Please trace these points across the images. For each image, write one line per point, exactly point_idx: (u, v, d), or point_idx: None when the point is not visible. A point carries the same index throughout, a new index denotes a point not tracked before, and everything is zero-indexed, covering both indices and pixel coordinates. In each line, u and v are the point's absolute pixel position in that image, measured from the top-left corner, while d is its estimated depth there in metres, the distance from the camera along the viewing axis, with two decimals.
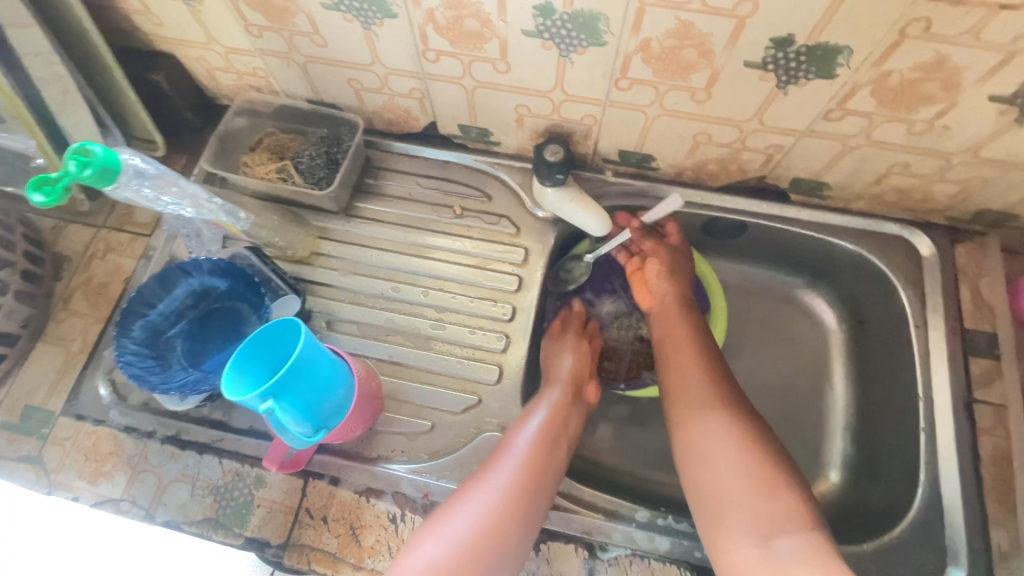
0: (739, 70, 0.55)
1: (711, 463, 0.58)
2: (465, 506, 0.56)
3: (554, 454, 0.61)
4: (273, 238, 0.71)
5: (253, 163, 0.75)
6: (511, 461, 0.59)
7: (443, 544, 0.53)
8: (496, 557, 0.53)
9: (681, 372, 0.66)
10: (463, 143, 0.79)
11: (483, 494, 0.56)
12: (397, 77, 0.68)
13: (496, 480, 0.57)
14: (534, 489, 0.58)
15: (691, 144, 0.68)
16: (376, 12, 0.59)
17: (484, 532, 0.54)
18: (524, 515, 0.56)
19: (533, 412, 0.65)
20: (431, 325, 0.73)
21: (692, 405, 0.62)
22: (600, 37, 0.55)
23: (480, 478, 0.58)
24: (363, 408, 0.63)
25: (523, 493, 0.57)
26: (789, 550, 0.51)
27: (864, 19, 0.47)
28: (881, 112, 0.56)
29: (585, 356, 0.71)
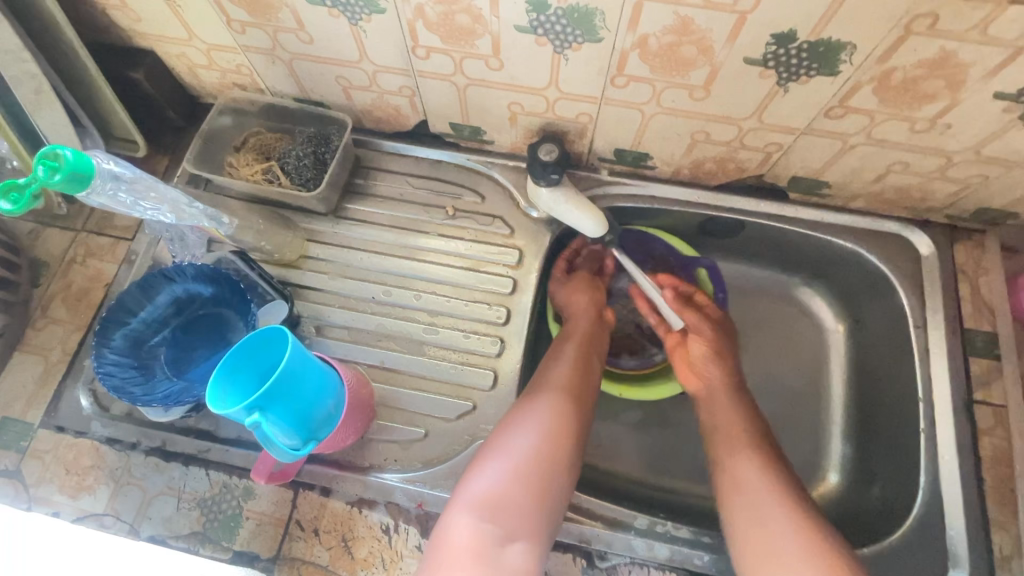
0: (739, 67, 0.54)
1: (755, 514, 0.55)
2: (523, 423, 0.58)
3: (588, 379, 0.64)
4: (260, 242, 0.69)
5: (238, 164, 0.73)
6: (550, 390, 0.61)
7: (499, 468, 0.54)
8: (554, 476, 0.55)
9: (732, 462, 0.60)
10: (455, 142, 0.77)
11: (529, 420, 0.58)
12: (387, 74, 0.66)
13: (540, 407, 0.59)
14: (577, 413, 0.60)
15: (689, 143, 0.66)
16: (363, 7, 0.56)
17: (540, 452, 0.56)
18: (573, 431, 0.58)
19: (566, 338, 0.68)
20: (424, 329, 0.72)
21: (745, 497, 0.57)
22: (596, 33, 0.53)
23: (524, 408, 0.60)
24: (348, 421, 0.60)
25: (567, 416, 0.59)
26: None
27: (869, 14, 0.45)
28: (883, 110, 0.55)
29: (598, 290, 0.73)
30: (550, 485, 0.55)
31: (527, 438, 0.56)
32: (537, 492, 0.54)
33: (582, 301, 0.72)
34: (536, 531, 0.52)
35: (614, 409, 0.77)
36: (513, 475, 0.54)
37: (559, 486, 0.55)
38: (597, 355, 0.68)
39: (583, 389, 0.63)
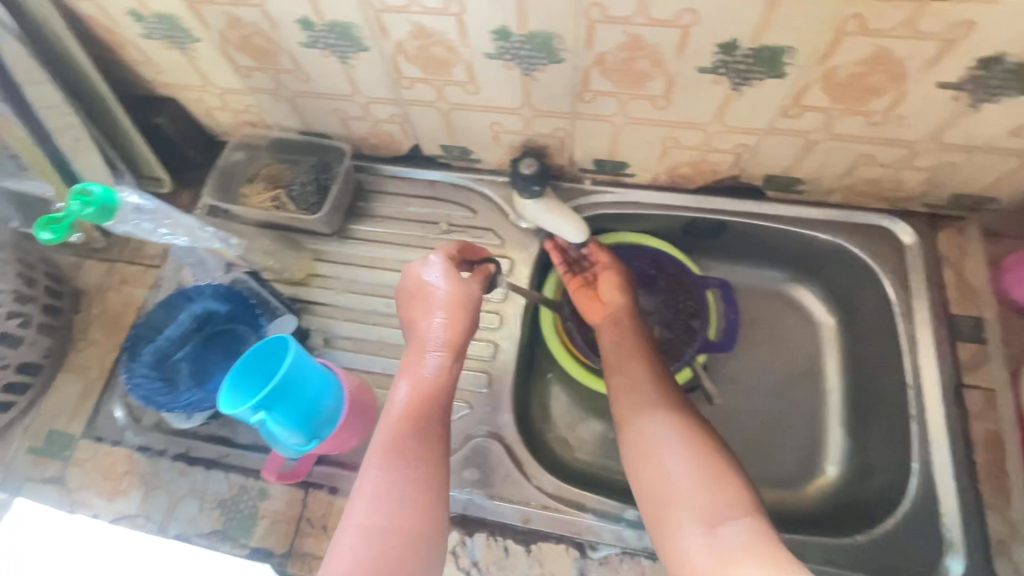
0: (692, 76, 0.57)
1: (654, 461, 0.57)
2: (365, 482, 0.55)
3: (433, 418, 0.59)
4: (268, 262, 0.76)
5: (251, 194, 0.80)
6: (383, 433, 0.58)
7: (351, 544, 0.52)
8: (413, 530, 0.53)
9: (645, 434, 0.59)
10: (446, 163, 0.83)
11: (368, 489, 0.55)
12: (378, 104, 0.73)
13: (377, 467, 0.56)
14: (416, 467, 0.56)
15: (661, 150, 0.70)
16: (351, 47, 0.63)
17: (385, 525, 0.53)
18: (419, 469, 0.56)
19: (408, 367, 0.62)
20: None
21: (648, 436, 0.59)
22: (557, 55, 0.58)
23: (361, 476, 0.56)
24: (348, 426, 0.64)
25: (406, 473, 0.55)
26: (736, 538, 0.50)
27: (800, 21, 0.49)
28: (836, 106, 0.58)
29: (450, 310, 0.63)
30: (414, 535, 0.53)
31: (371, 509, 0.54)
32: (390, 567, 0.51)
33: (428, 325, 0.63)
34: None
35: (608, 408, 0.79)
36: (368, 541, 0.52)
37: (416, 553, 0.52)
38: (441, 393, 0.60)
39: (423, 432, 0.58)
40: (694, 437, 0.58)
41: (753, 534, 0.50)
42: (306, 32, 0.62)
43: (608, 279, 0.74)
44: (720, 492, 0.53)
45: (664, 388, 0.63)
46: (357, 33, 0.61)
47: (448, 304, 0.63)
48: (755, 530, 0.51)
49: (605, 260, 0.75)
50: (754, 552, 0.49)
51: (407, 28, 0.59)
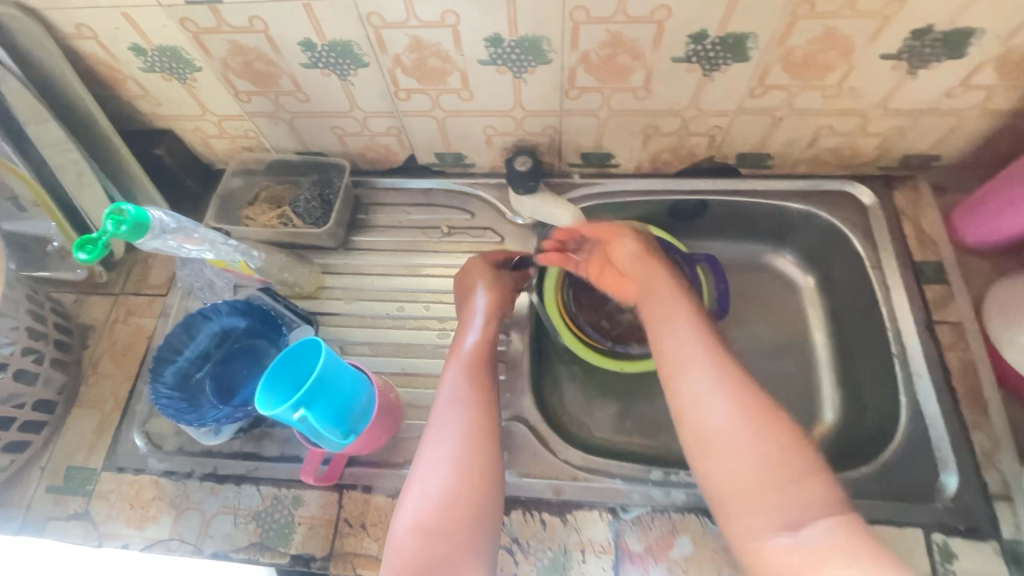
0: (668, 66, 0.64)
1: (718, 452, 0.52)
2: (435, 430, 0.58)
3: (486, 371, 0.64)
4: (282, 274, 0.77)
5: (255, 215, 0.82)
6: (450, 392, 0.61)
7: (423, 487, 0.54)
8: (482, 467, 0.56)
9: (704, 420, 0.53)
10: (441, 170, 0.87)
11: (439, 437, 0.57)
12: (375, 118, 0.77)
13: (446, 410, 0.60)
14: (482, 407, 0.60)
15: (644, 138, 0.76)
16: (350, 64, 0.67)
17: (455, 461, 0.56)
18: (485, 413, 0.60)
19: (464, 332, 0.68)
20: (433, 334, 0.79)
21: (709, 425, 0.53)
22: (545, 56, 0.64)
23: (432, 418, 0.60)
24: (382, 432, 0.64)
25: (471, 414, 0.59)
26: (820, 537, 0.46)
27: (758, 9, 0.56)
28: (796, 82, 0.65)
29: (499, 286, 0.73)
30: (482, 471, 0.56)
31: (442, 447, 0.57)
32: (458, 498, 0.54)
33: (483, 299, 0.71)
34: (475, 528, 0.53)
35: (618, 385, 0.83)
36: (441, 480, 0.54)
37: (483, 484, 0.55)
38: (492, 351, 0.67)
39: (482, 380, 0.63)
40: (767, 421, 0.53)
41: (843, 537, 0.46)
42: (307, 54, 0.66)
43: (620, 242, 0.71)
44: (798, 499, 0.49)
45: (751, 388, 0.55)
46: (357, 51, 0.65)
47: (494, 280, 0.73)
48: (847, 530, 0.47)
49: (610, 233, 0.72)
50: (847, 556, 0.44)
51: (405, 41, 0.64)
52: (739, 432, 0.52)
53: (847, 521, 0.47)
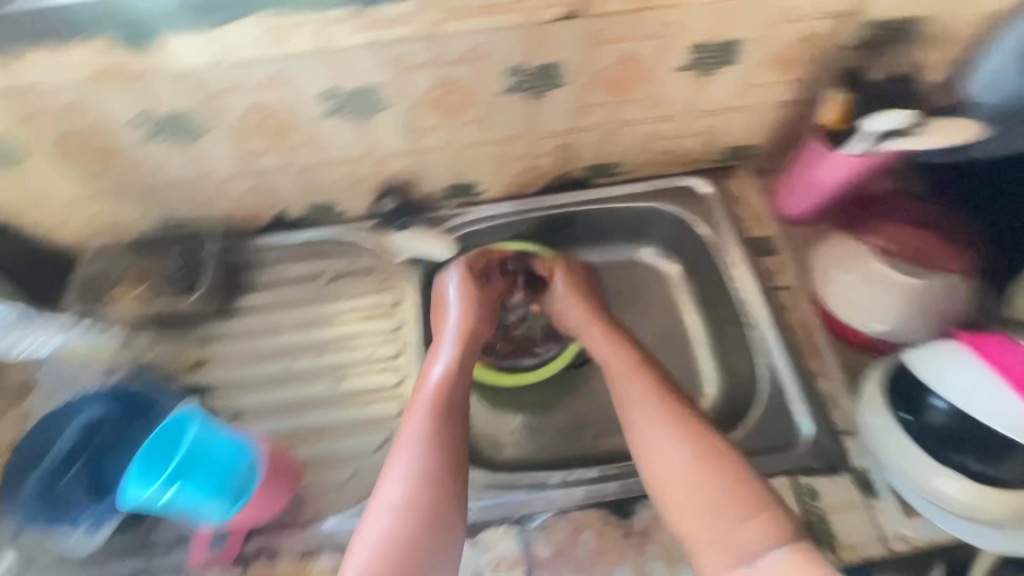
0: (497, 98, 0.71)
1: (669, 486, 0.57)
2: (392, 473, 0.58)
3: (451, 406, 0.63)
4: (149, 354, 0.79)
5: (119, 296, 0.80)
6: (412, 437, 0.60)
7: (374, 536, 0.54)
8: (440, 522, 0.55)
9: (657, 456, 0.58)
10: (313, 223, 0.87)
11: (401, 487, 0.56)
12: (233, 180, 0.78)
13: (410, 457, 0.58)
14: (451, 450, 0.59)
15: (498, 164, 0.82)
16: (195, 130, 0.69)
17: (421, 513, 0.55)
18: (445, 461, 0.58)
19: (433, 359, 0.69)
20: (325, 386, 0.78)
21: (664, 463, 0.58)
22: (384, 103, 0.70)
23: (394, 455, 0.59)
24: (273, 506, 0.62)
25: (439, 459, 0.58)
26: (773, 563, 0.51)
27: (557, 41, 0.65)
28: (611, 98, 0.74)
29: (477, 311, 0.74)
30: (436, 522, 0.55)
31: (406, 497, 0.56)
32: (414, 552, 0.53)
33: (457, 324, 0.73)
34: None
35: (520, 397, 0.86)
36: (394, 529, 0.54)
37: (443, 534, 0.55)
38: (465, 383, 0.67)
39: (446, 416, 0.62)
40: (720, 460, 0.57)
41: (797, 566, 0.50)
42: (148, 124, 0.68)
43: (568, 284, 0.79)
44: (743, 529, 0.53)
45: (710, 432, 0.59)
46: (198, 118, 0.68)
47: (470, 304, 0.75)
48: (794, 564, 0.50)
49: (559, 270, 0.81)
50: None
51: (245, 105, 0.68)
52: (702, 465, 0.56)
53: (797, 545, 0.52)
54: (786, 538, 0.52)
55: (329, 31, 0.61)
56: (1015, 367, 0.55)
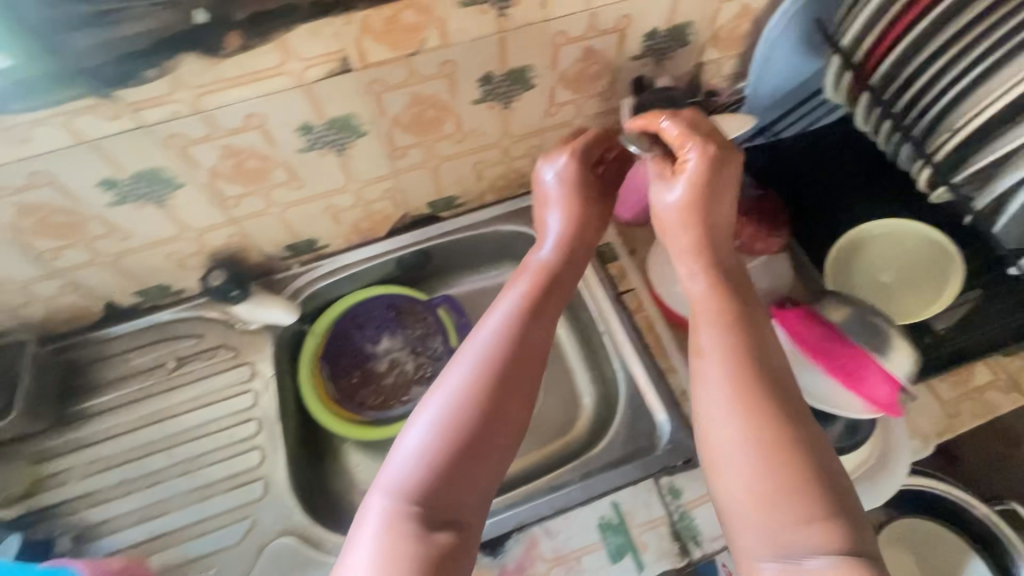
0: (471, 109, 0.71)
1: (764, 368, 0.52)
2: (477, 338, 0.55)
3: (543, 320, 0.58)
4: (134, 436, 0.78)
5: (105, 383, 0.81)
6: (523, 325, 0.56)
7: (455, 385, 0.52)
8: (504, 425, 0.51)
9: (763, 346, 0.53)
10: (297, 262, 0.86)
11: (723, 391, 0.50)
12: (209, 233, 0.75)
13: (721, 357, 0.52)
14: (763, 359, 0.52)
15: (476, 173, 0.84)
16: (164, 189, 0.65)
17: (725, 437, 0.49)
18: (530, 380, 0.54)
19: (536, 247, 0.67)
20: (204, 505, 0.75)
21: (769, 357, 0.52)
22: (360, 129, 0.68)
23: (495, 327, 0.56)
24: (479, 445, 0.49)
25: (762, 359, 0.52)
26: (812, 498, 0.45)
27: (526, 45, 0.65)
28: (579, 95, 0.75)
29: (679, 215, 0.60)
30: (490, 433, 0.50)
31: (729, 407, 0.49)
32: (786, 459, 0.46)
33: (675, 237, 0.62)
34: (807, 487, 0.45)
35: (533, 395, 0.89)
36: (464, 399, 0.51)
37: (816, 438, 0.48)
38: (744, 284, 0.59)
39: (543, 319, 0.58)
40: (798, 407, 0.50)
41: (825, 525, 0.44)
42: (111, 192, 0.63)
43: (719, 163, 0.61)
44: (845, 513, 0.45)
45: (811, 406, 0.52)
46: (168, 175, 0.64)
47: (695, 201, 0.60)
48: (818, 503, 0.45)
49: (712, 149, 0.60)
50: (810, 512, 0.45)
51: (216, 152, 0.63)
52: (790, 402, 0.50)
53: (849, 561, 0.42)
54: (845, 550, 0.43)
55: (300, 70, 0.58)
56: (807, 336, 0.62)
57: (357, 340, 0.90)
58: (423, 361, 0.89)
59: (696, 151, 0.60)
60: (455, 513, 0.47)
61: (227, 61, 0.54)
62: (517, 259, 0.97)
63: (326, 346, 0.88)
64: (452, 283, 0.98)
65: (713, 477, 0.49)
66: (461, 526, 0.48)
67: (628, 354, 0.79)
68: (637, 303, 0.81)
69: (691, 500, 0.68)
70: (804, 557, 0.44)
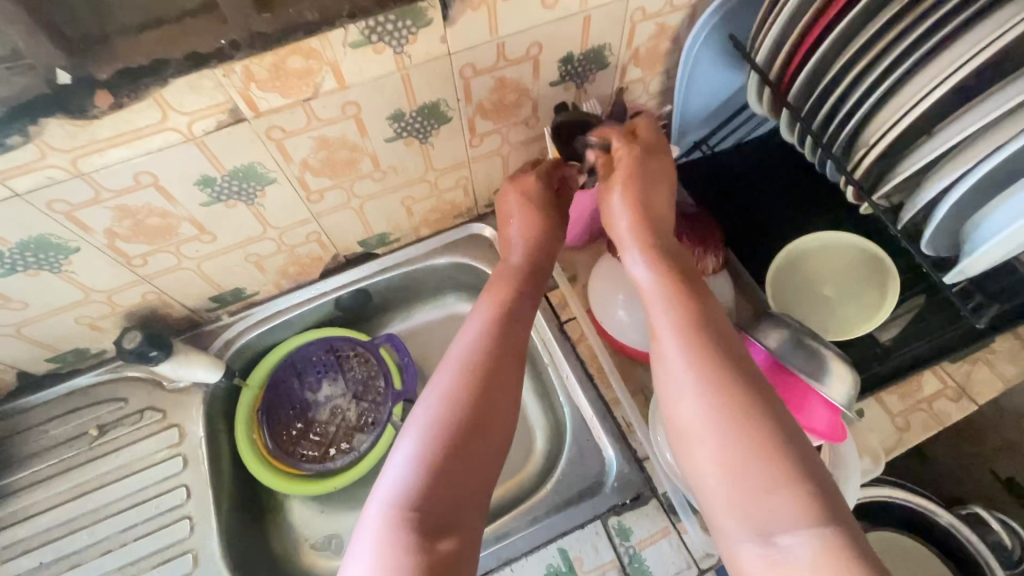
0: (386, 147, 0.68)
1: (726, 348, 0.49)
2: (451, 359, 0.54)
3: (509, 331, 0.57)
4: (58, 512, 0.75)
5: (24, 455, 0.77)
6: (488, 339, 0.55)
7: (428, 409, 0.50)
8: (476, 439, 0.49)
9: (723, 325, 0.51)
10: (224, 312, 0.82)
11: (683, 369, 0.49)
12: (120, 293, 0.70)
13: (677, 334, 0.50)
14: (724, 334, 0.50)
15: (406, 209, 0.80)
16: (57, 255, 0.61)
17: (691, 417, 0.47)
18: (501, 396, 0.52)
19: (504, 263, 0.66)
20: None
21: (731, 339, 0.50)
22: (267, 177, 0.64)
23: (464, 343, 0.55)
24: (466, 452, 0.48)
25: (719, 331, 0.50)
26: (795, 483, 0.42)
27: (433, 81, 0.62)
28: (502, 124, 0.73)
29: (627, 202, 0.62)
30: (467, 448, 0.48)
31: (692, 384, 0.47)
32: (751, 430, 0.44)
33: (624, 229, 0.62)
34: (781, 457, 0.43)
35: None
36: (436, 420, 0.49)
37: (785, 410, 0.46)
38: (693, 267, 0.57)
39: (511, 332, 0.57)
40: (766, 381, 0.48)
41: (813, 511, 0.40)
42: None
43: (652, 159, 0.65)
44: (821, 481, 0.42)
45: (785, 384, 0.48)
46: (58, 241, 0.60)
47: (633, 195, 0.62)
48: (807, 490, 0.41)
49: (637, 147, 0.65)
50: (796, 499, 0.41)
51: (109, 214, 0.60)
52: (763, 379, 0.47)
53: (830, 531, 0.39)
54: (830, 522, 0.40)
55: (185, 124, 0.54)
56: None
57: (296, 388, 0.86)
58: (365, 408, 0.85)
59: (625, 153, 0.65)
60: (450, 519, 0.45)
61: (98, 121, 0.51)
62: (461, 290, 0.94)
63: (264, 399, 0.84)
64: (397, 319, 0.94)
65: (692, 462, 0.47)
66: (454, 531, 0.45)
67: (573, 387, 0.76)
68: (579, 333, 0.78)
69: (640, 540, 0.65)
70: (782, 534, 0.40)
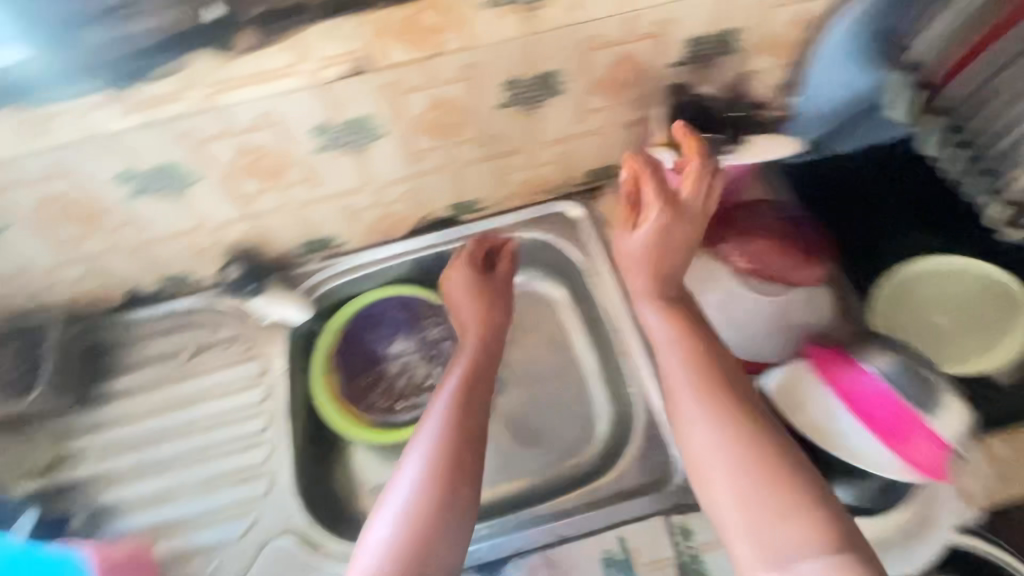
0: (494, 113, 0.67)
1: (719, 414, 0.54)
2: (405, 457, 0.60)
3: (466, 420, 0.62)
4: (153, 419, 0.82)
5: (128, 363, 0.84)
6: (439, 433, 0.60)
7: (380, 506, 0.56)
8: (452, 503, 0.56)
9: (727, 389, 0.56)
10: (313, 258, 0.85)
11: (696, 417, 0.54)
12: (227, 227, 0.74)
13: (690, 397, 0.56)
14: (728, 389, 0.56)
15: (500, 178, 0.80)
16: (181, 183, 0.65)
17: (706, 455, 0.53)
18: (468, 471, 0.58)
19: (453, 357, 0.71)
20: (210, 496, 0.78)
21: (725, 406, 0.55)
22: (377, 130, 0.65)
23: (408, 447, 0.60)
24: (432, 521, 0.54)
25: (726, 387, 0.56)
26: (802, 517, 0.47)
27: (553, 49, 0.60)
28: (612, 101, 0.70)
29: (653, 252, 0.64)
30: (440, 517, 0.55)
31: (705, 428, 0.53)
32: (759, 474, 0.50)
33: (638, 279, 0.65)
34: (787, 499, 0.48)
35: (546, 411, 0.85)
36: (402, 503, 0.55)
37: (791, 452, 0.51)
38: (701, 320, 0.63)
39: (460, 423, 0.62)
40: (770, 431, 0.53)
41: (824, 540, 0.46)
42: (130, 184, 0.64)
43: (696, 208, 0.65)
44: (819, 510, 0.48)
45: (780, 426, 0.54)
46: (184, 170, 0.63)
47: (671, 240, 0.64)
48: (818, 520, 0.47)
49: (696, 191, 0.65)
50: (805, 530, 0.47)
51: (232, 149, 0.62)
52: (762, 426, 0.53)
53: (837, 559, 0.45)
54: (832, 548, 0.45)
55: (315, 69, 0.56)
56: (841, 381, 0.58)
57: (371, 339, 0.88)
58: (434, 369, 0.87)
59: (688, 188, 0.65)
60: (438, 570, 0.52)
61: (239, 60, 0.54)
62: None
63: (340, 344, 0.87)
64: None
65: (708, 493, 0.52)
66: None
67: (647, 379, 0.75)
68: None
69: (702, 542, 0.64)
70: (796, 562, 0.46)
